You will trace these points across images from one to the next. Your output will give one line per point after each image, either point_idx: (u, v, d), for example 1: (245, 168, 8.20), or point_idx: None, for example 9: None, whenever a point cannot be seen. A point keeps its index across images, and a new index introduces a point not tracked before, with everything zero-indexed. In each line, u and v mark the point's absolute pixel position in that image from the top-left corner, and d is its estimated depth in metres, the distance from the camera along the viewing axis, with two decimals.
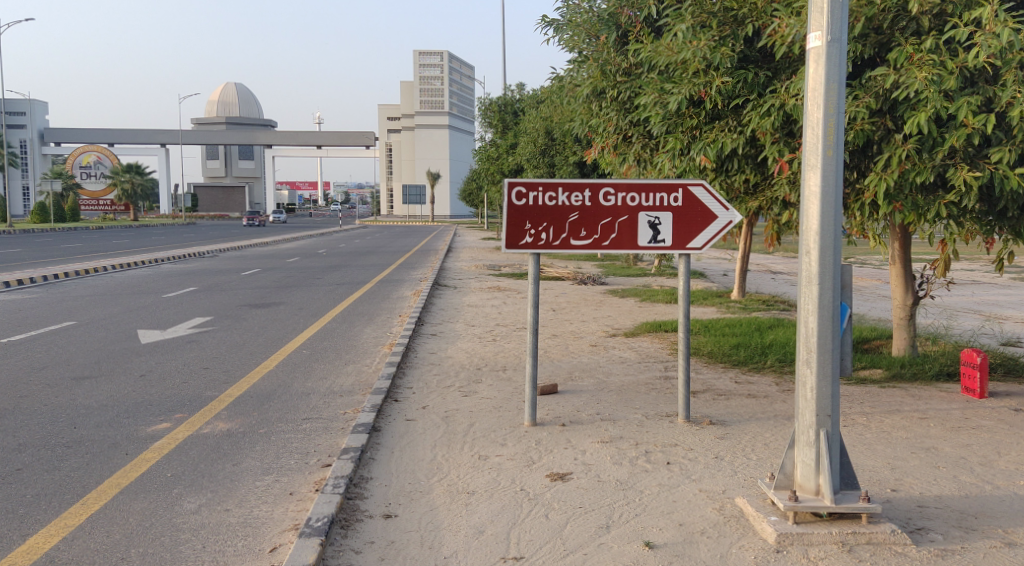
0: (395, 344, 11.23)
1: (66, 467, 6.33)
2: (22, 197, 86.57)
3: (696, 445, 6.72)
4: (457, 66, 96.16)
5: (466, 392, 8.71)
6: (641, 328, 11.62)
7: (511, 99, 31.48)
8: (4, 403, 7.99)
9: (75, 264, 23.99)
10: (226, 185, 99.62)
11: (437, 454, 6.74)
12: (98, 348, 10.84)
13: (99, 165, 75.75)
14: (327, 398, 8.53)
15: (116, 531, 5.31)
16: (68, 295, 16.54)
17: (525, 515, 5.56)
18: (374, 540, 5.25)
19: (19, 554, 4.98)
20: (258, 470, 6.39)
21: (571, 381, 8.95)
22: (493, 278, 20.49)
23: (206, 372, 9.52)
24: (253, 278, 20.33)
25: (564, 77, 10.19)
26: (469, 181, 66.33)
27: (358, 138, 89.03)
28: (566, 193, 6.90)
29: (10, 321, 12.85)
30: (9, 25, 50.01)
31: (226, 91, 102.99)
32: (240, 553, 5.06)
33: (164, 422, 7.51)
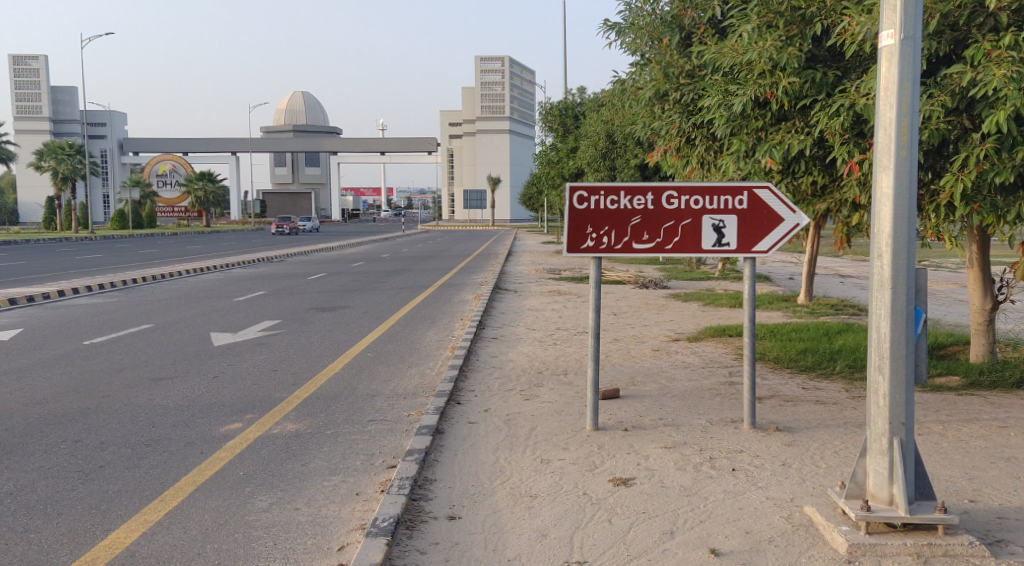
0: (457, 347, 11.27)
1: (145, 464, 6.48)
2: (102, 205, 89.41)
3: (762, 452, 6.61)
4: (520, 72, 95.86)
5: (528, 395, 8.71)
6: (705, 333, 11.49)
7: (571, 104, 31.48)
8: (87, 403, 8.22)
9: (151, 269, 24.64)
10: (292, 191, 101.39)
11: (500, 458, 6.73)
12: (173, 349, 11.10)
13: (178, 173, 73.19)
14: (392, 401, 8.59)
15: (192, 527, 5.42)
16: (145, 299, 16.99)
17: (588, 520, 5.53)
18: (438, 541, 5.26)
19: (102, 548, 5.11)
20: (326, 470, 6.47)
21: (634, 385, 8.88)
22: (554, 283, 20.45)
23: (275, 374, 9.66)
24: (321, 283, 20.62)
25: (625, 80, 10.14)
26: (531, 187, 66.40)
27: (419, 144, 89.85)
28: (628, 196, 6.84)
29: (91, 324, 13.24)
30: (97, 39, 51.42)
31: (291, 99, 104.85)
32: (309, 551, 5.12)
33: (235, 423, 7.64)
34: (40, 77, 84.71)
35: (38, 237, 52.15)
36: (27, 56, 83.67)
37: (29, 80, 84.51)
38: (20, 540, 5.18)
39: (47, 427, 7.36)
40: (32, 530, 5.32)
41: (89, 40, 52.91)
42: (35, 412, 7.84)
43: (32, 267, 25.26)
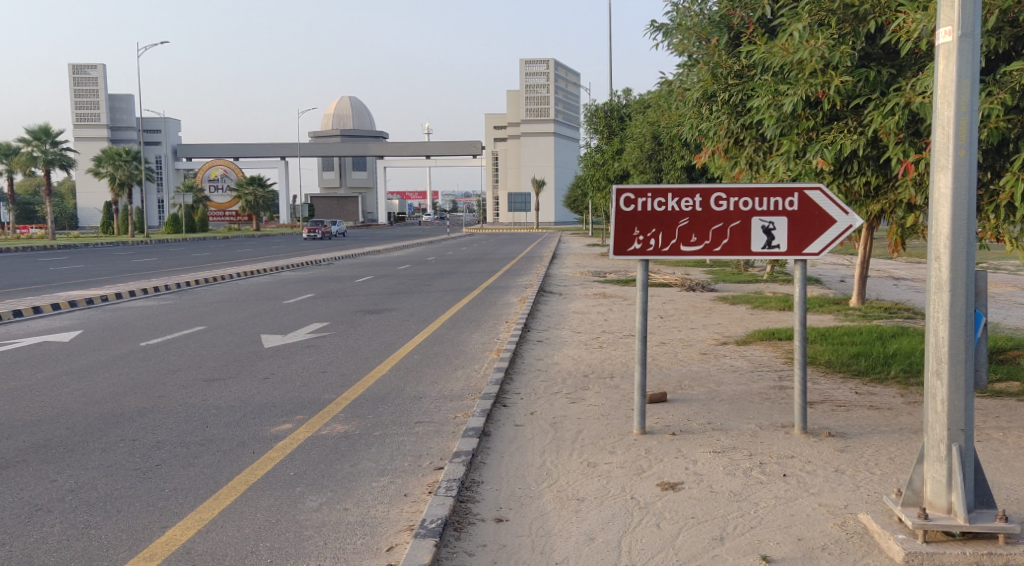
0: (503, 350, 11.26)
1: (200, 463, 6.57)
2: (155, 210, 91.17)
3: (814, 457, 6.50)
4: (565, 74, 95.83)
5: (574, 398, 8.67)
6: (753, 336, 11.35)
7: (617, 105, 31.36)
8: (143, 402, 8.36)
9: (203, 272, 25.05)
10: (339, 195, 102.41)
11: (546, 460, 6.70)
12: (225, 351, 11.25)
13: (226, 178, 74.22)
14: (438, 402, 8.61)
15: (245, 525, 5.47)
16: (198, 301, 17.27)
17: (636, 524, 5.48)
18: (486, 543, 5.25)
19: (159, 545, 5.17)
20: (375, 471, 6.50)
21: (681, 389, 8.79)
22: (599, 285, 20.40)
23: (324, 376, 9.75)
24: (368, 286, 20.79)
25: (673, 82, 10.06)
26: (575, 190, 66.28)
27: (464, 147, 90.22)
28: (676, 198, 6.78)
29: (146, 326, 13.48)
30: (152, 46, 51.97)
31: (338, 104, 105.88)
32: (359, 551, 5.14)
33: (286, 423, 7.72)
34: (98, 85, 86.63)
35: (97, 241, 53.38)
36: (86, 65, 85.69)
37: (88, 88, 86.50)
38: (80, 536, 5.27)
39: (105, 426, 7.49)
40: (92, 526, 5.41)
41: (148, 48, 53.94)
42: (93, 411, 7.99)
43: (90, 270, 25.83)
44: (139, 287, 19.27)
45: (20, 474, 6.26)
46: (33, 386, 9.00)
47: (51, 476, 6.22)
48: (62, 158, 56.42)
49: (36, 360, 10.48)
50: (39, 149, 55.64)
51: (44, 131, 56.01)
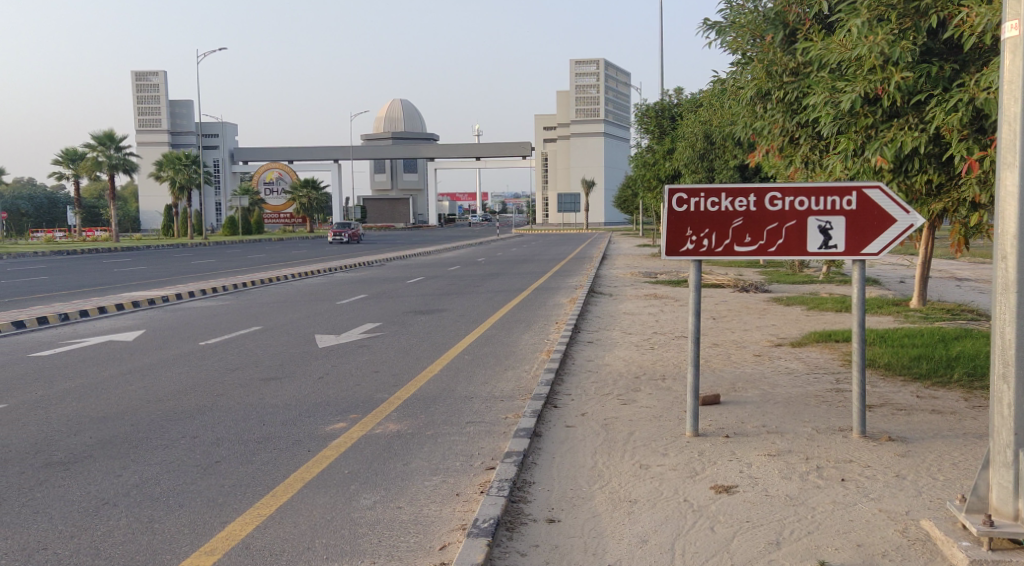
0: (553, 351, 11.22)
1: (258, 460, 6.65)
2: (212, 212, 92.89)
3: (873, 462, 6.37)
4: (615, 74, 95.34)
5: (626, 400, 8.60)
6: (809, 338, 11.16)
7: (668, 104, 31.09)
8: (202, 401, 8.49)
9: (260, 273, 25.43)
10: (391, 197, 103.30)
11: (597, 461, 6.67)
12: (281, 350, 11.39)
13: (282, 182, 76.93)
14: (489, 403, 8.61)
15: (302, 522, 5.52)
16: (254, 301, 17.55)
17: (690, 527, 5.41)
18: (538, 544, 5.23)
19: (220, 539, 5.24)
20: (428, 470, 6.51)
21: (734, 391, 8.68)
22: (650, 286, 20.25)
23: (376, 375, 9.81)
24: (419, 287, 20.91)
25: (726, 80, 9.93)
26: (625, 190, 65.92)
27: (514, 148, 90.37)
28: (730, 198, 6.70)
29: (204, 325, 13.69)
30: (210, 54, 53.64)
31: (389, 106, 106.77)
32: (412, 549, 5.15)
33: (340, 422, 7.78)
34: (160, 91, 88.50)
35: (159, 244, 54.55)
36: (148, 71, 87.72)
37: (150, 94, 88.38)
38: (144, 530, 5.35)
39: (167, 423, 7.63)
40: (155, 521, 5.49)
41: (208, 53, 54.98)
42: (154, 409, 8.13)
43: (151, 272, 26.36)
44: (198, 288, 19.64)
45: (86, 469, 6.39)
46: (97, 384, 9.20)
47: (116, 471, 6.34)
48: (126, 162, 57.68)
49: (100, 358, 10.70)
50: (103, 154, 56.97)
51: (108, 137, 57.24)
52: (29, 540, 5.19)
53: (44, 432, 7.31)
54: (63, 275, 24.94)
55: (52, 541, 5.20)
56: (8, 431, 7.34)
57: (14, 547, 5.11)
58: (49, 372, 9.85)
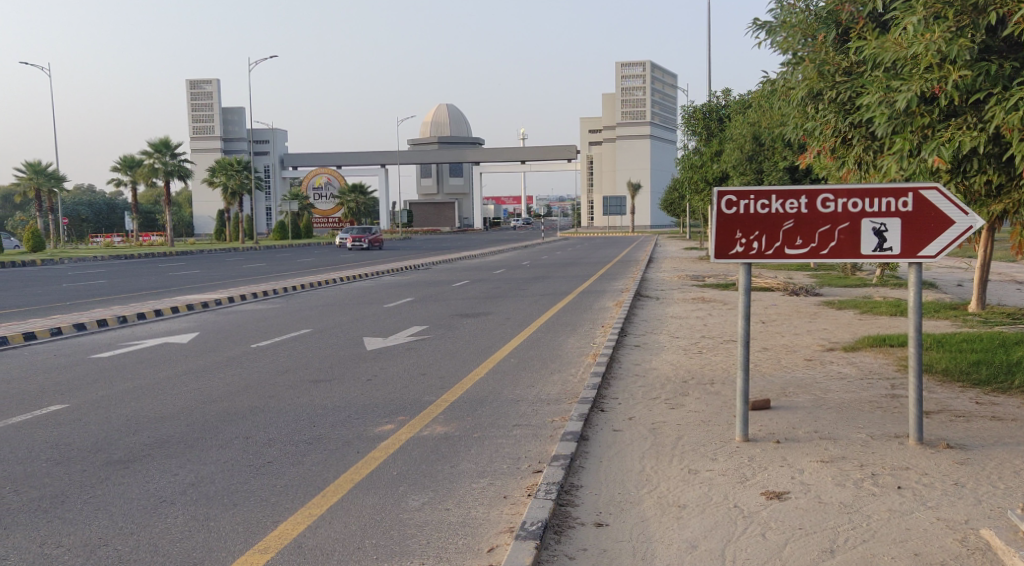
0: (599, 354, 11.16)
1: (309, 461, 6.70)
2: (263, 217, 94.14)
3: (931, 470, 6.22)
4: (662, 76, 94.76)
5: (674, 405, 8.51)
6: (862, 342, 10.96)
7: (715, 106, 30.81)
8: (253, 402, 8.57)
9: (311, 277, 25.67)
10: (437, 202, 103.81)
11: (646, 466, 6.60)
12: (330, 353, 11.48)
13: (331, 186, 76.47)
14: (536, 406, 8.58)
15: (351, 522, 5.54)
16: (305, 304, 17.76)
17: (740, 533, 5.33)
18: (587, 547, 5.20)
19: (273, 538, 5.28)
20: (475, 473, 6.50)
21: (785, 396, 8.54)
22: (698, 289, 20.08)
23: (424, 378, 9.83)
24: (467, 290, 20.96)
25: (776, 81, 9.81)
26: (672, 194, 65.51)
27: (560, 152, 90.29)
28: (780, 200, 6.60)
29: (257, 328, 13.86)
30: (260, 64, 54.30)
31: (436, 111, 107.28)
32: (460, 550, 5.15)
33: (389, 423, 7.81)
34: (213, 99, 89.89)
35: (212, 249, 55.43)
36: (201, 80, 88.97)
37: (203, 102, 89.78)
38: (201, 528, 5.41)
39: (221, 423, 7.72)
40: (211, 519, 5.55)
41: (260, 62, 55.77)
42: (208, 409, 8.24)
43: (204, 276, 26.78)
44: (250, 291, 19.90)
45: (144, 467, 6.49)
46: (154, 385, 9.35)
47: (173, 470, 6.43)
48: (181, 169, 58.61)
49: (156, 360, 10.88)
50: (160, 161, 57.93)
51: (164, 144, 58.19)
52: (90, 536, 5.27)
53: (103, 431, 7.44)
54: (119, 279, 25.43)
55: (113, 537, 5.28)
56: (69, 430, 7.49)
57: (76, 542, 5.20)
58: (108, 373, 10.04)
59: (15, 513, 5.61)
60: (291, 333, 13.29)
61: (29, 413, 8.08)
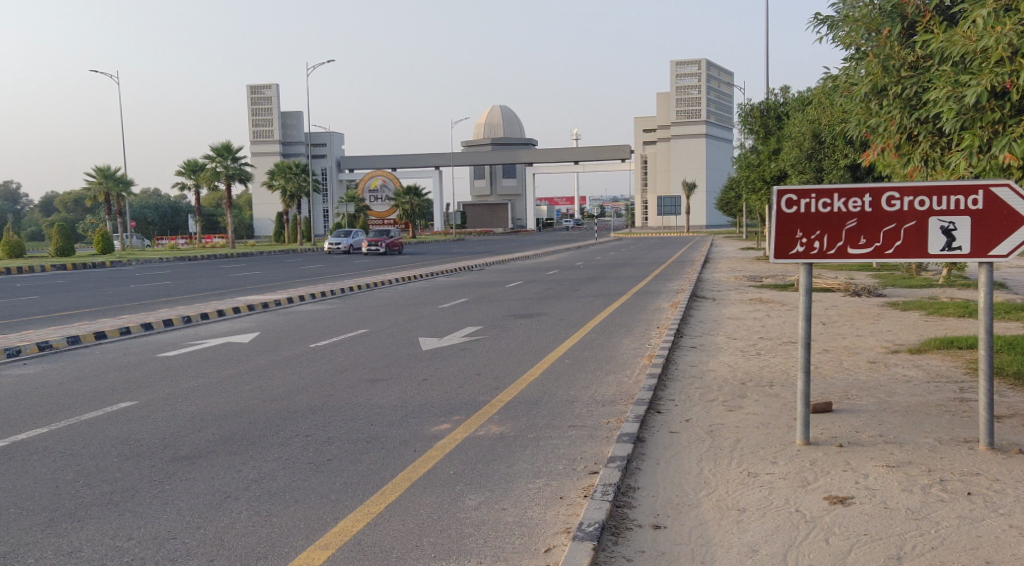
0: (655, 355, 11.07)
1: (367, 459, 6.73)
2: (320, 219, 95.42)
3: (1002, 476, 6.02)
4: (718, 74, 93.74)
5: (731, 407, 8.38)
6: (929, 345, 10.69)
7: (773, 104, 30.34)
8: (313, 400, 8.66)
9: (368, 278, 25.96)
10: (491, 203, 104.10)
11: (704, 469, 6.50)
12: (387, 353, 11.56)
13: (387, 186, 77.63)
14: (591, 407, 8.53)
15: (409, 520, 5.55)
16: (362, 305, 17.95)
17: (803, 538, 5.22)
18: (644, 550, 5.14)
19: (334, 534, 5.31)
20: (531, 473, 6.47)
21: (848, 399, 8.36)
22: (756, 290, 19.82)
23: (479, 378, 9.84)
24: (521, 291, 20.95)
25: (838, 76, 9.62)
26: (727, 193, 64.69)
27: (613, 152, 89.87)
28: (843, 198, 6.46)
29: (316, 328, 14.01)
30: (316, 67, 55.04)
31: (490, 113, 107.59)
32: (517, 550, 5.12)
33: (445, 423, 7.82)
34: (272, 104, 91.57)
35: (271, 250, 56.35)
36: (261, 84, 90.85)
37: (263, 106, 91.48)
38: (264, 523, 5.47)
39: (281, 421, 7.80)
40: (273, 514, 5.60)
41: (317, 66, 55.57)
42: (269, 408, 8.34)
43: (264, 277, 27.27)
44: (308, 291, 20.16)
45: (209, 463, 6.59)
46: (217, 383, 9.51)
47: (237, 466, 6.52)
48: (242, 172, 59.69)
49: (218, 359, 11.07)
50: (222, 165, 59.05)
51: (225, 148, 59.27)
52: (160, 529, 5.36)
53: (171, 428, 7.57)
54: (183, 280, 26.02)
55: (181, 530, 5.36)
56: (137, 426, 7.63)
57: (146, 535, 5.29)
58: (174, 371, 10.23)
59: (88, 506, 5.73)
60: (349, 334, 13.42)
61: (101, 409, 8.26)
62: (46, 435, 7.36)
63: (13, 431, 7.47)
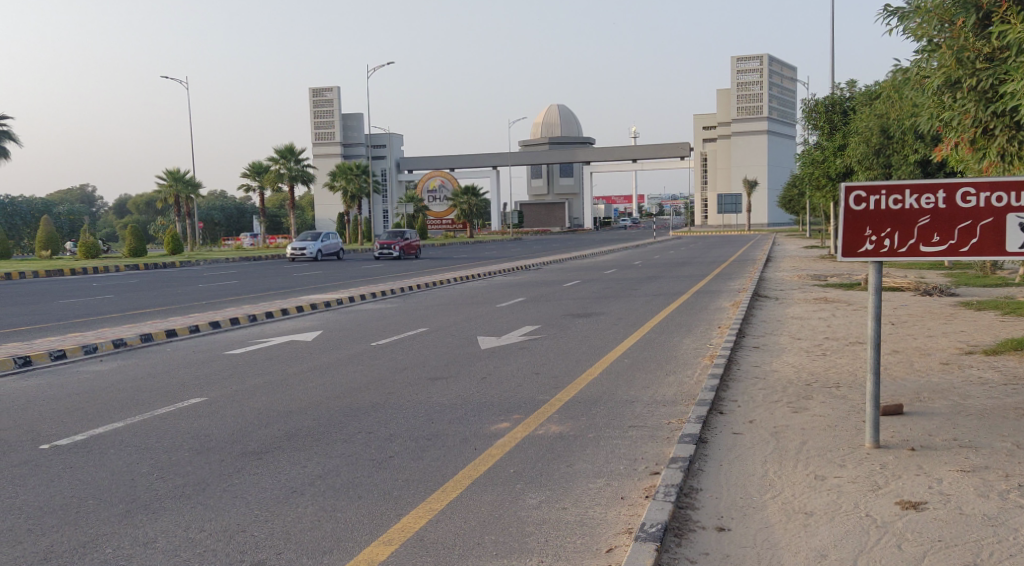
0: (716, 355, 10.90)
1: (428, 457, 6.73)
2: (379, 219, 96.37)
3: None
4: (780, 70, 92.37)
5: (797, 408, 8.20)
6: (1004, 345, 10.35)
7: (839, 99, 29.72)
8: (375, 398, 8.71)
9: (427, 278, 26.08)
10: (548, 202, 103.96)
11: (769, 471, 6.36)
12: (446, 352, 11.57)
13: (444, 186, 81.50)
14: (652, 407, 8.41)
15: (471, 518, 5.52)
16: (421, 304, 18.02)
17: (874, 543, 5.07)
18: (709, 552, 5.05)
19: (396, 530, 5.31)
20: (591, 473, 6.39)
21: (920, 402, 8.11)
22: (820, 289, 19.41)
23: (538, 377, 9.78)
24: (578, 290, 20.81)
25: (910, 68, 9.36)
26: (789, 192, 63.62)
27: (672, 150, 89.10)
28: (915, 195, 6.26)
29: (377, 327, 14.11)
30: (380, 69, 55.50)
31: (547, 112, 107.46)
32: (579, 550, 5.07)
33: (504, 422, 7.79)
34: (333, 106, 92.80)
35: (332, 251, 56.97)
36: (322, 88, 92.24)
37: (324, 109, 92.82)
38: (328, 518, 5.49)
39: (343, 419, 7.84)
40: (338, 510, 5.62)
41: (378, 69, 55.69)
42: (333, 405, 8.39)
43: (325, 276, 27.61)
44: (368, 291, 20.32)
45: (275, 459, 6.64)
46: (281, 381, 9.60)
47: (303, 462, 6.56)
48: (304, 174, 60.53)
49: (284, 356, 11.19)
50: (284, 167, 59.94)
51: (288, 150, 60.07)
52: (229, 522, 5.42)
53: (237, 424, 7.66)
54: (248, 279, 26.48)
55: (250, 524, 5.40)
56: (207, 421, 7.75)
57: (217, 527, 5.36)
58: (241, 368, 10.39)
59: (161, 498, 5.82)
60: (408, 332, 13.47)
61: (172, 405, 8.42)
62: (122, 429, 7.50)
63: (91, 426, 7.65)
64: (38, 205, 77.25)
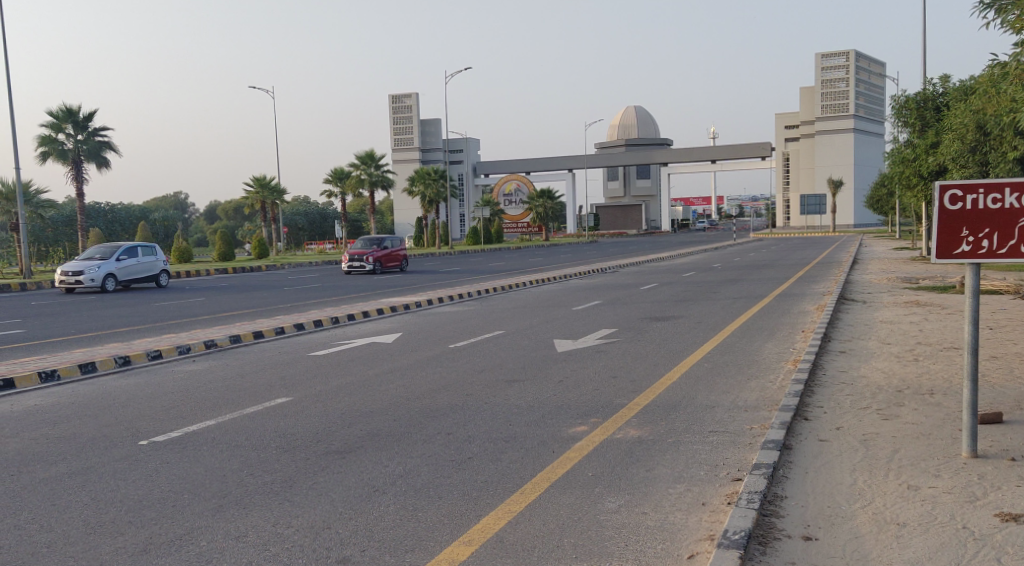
0: (800, 360, 10.63)
1: (507, 459, 6.69)
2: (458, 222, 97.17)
3: None
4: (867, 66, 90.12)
5: (887, 415, 7.92)
6: None
7: (931, 94, 28.81)
8: (454, 399, 8.72)
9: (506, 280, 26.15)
10: (626, 204, 103.30)
11: (858, 480, 6.14)
12: (524, 354, 11.53)
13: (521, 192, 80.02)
14: (733, 412, 8.21)
15: (551, 520, 5.46)
16: (499, 306, 18.05)
17: (971, 557, 4.85)
18: (795, 562, 4.89)
19: (477, 531, 5.28)
20: (671, 478, 6.27)
21: (1019, 410, 7.75)
22: (910, 292, 18.81)
23: (617, 380, 9.67)
24: (658, 293, 20.55)
25: (1009, 62, 8.98)
26: (877, 191, 62.03)
27: (754, 150, 87.65)
28: (1016, 193, 5.97)
29: (456, 329, 14.15)
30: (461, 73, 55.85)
31: (625, 114, 106.84)
32: (660, 555, 4.96)
33: (581, 425, 7.70)
34: (412, 112, 93.83)
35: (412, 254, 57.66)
36: (401, 93, 93.35)
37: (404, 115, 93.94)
38: (410, 518, 5.48)
39: (423, 420, 7.86)
40: (420, 509, 5.62)
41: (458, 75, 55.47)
42: (412, 406, 8.43)
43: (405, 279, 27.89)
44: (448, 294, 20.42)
45: (357, 458, 6.69)
46: (362, 381, 9.69)
47: (384, 462, 6.59)
48: (385, 179, 61.34)
49: (366, 357, 11.31)
50: (366, 173, 60.90)
51: (369, 156, 60.94)
52: (315, 518, 5.47)
53: (321, 424, 7.74)
54: (332, 283, 26.95)
55: (335, 521, 5.44)
56: (291, 421, 7.85)
57: (303, 523, 5.40)
58: (325, 369, 10.53)
59: (251, 494, 5.91)
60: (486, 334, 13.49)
61: (260, 403, 8.57)
62: (212, 428, 7.64)
63: (183, 424, 7.79)
64: (135, 212, 80.15)
